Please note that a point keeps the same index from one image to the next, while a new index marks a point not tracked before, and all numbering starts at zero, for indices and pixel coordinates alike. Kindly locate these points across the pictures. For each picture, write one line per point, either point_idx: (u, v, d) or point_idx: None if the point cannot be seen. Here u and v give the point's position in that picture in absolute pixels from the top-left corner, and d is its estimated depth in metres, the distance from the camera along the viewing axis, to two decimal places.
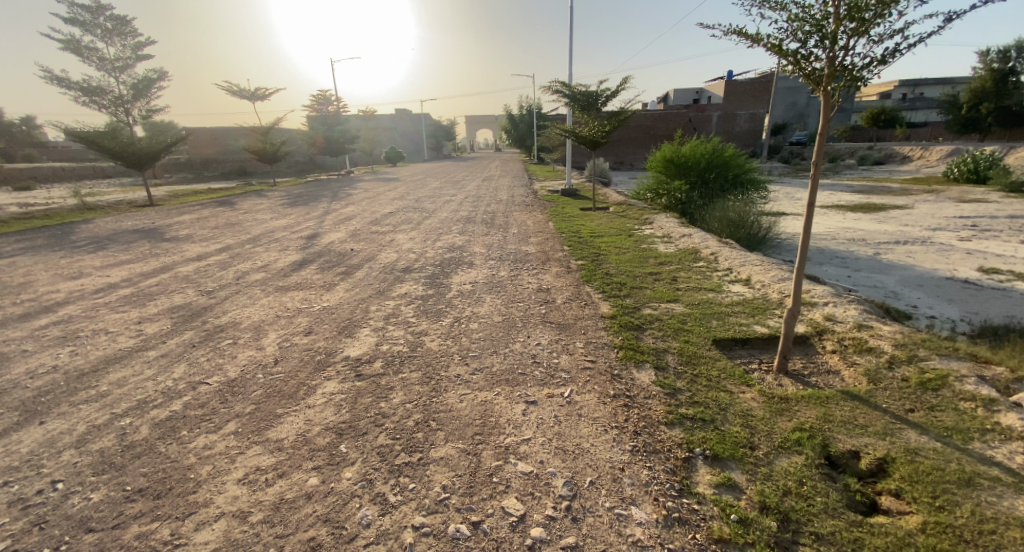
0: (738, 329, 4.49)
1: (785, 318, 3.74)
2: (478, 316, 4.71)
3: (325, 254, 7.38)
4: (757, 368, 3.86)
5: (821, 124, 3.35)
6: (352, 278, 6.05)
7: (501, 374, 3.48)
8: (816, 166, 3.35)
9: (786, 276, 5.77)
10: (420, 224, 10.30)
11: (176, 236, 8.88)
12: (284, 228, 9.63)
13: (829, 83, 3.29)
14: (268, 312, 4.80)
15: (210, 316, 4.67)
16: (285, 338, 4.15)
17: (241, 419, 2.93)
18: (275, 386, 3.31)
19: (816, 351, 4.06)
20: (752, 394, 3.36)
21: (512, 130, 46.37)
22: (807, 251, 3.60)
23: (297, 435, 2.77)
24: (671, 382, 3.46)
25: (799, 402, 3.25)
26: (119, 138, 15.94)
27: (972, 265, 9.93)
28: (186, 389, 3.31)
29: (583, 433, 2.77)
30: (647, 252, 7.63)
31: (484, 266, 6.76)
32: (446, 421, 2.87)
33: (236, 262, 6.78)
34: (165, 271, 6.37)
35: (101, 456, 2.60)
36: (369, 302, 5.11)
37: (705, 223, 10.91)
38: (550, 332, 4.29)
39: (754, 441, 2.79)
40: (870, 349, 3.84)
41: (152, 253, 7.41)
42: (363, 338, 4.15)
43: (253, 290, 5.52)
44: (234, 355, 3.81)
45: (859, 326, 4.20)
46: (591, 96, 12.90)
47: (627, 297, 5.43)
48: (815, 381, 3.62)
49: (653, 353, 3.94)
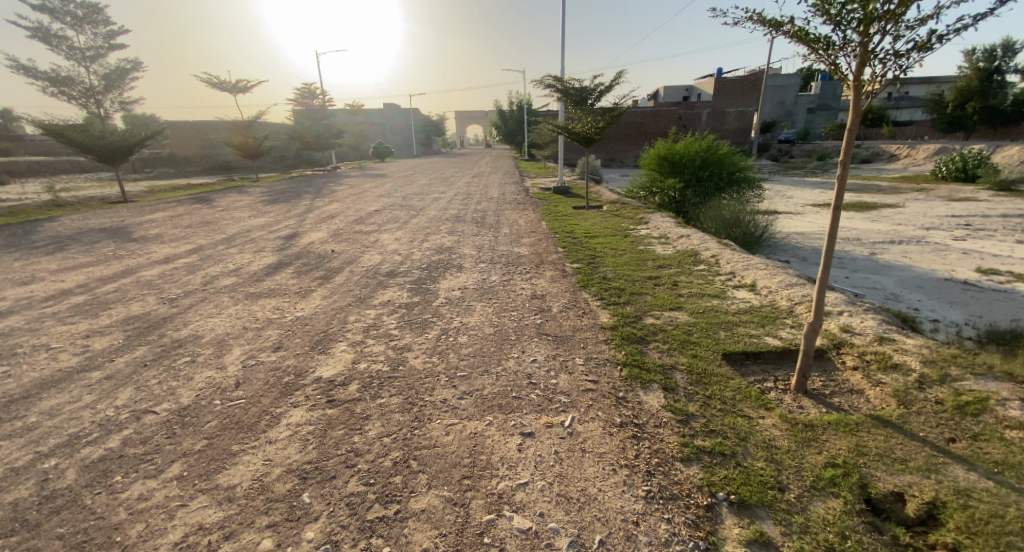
0: (748, 341, 4.15)
1: (805, 333, 3.40)
2: (468, 327, 4.30)
3: (304, 256, 6.92)
4: (773, 387, 3.52)
5: (851, 121, 3.01)
6: (331, 283, 5.61)
7: (493, 398, 3.09)
8: (844, 166, 3.01)
9: (795, 282, 5.44)
10: (407, 224, 9.85)
11: (145, 236, 8.30)
12: (262, 227, 9.13)
13: (860, 73, 2.94)
14: (234, 324, 4.33)
15: (169, 329, 4.19)
16: (250, 354, 3.70)
17: (189, 458, 2.50)
18: (231, 415, 2.88)
19: (835, 367, 3.75)
20: (773, 420, 3.02)
21: (502, 125, 45.83)
22: (832, 258, 3.24)
23: (251, 480, 2.34)
24: (684, 406, 3.10)
25: (827, 429, 2.91)
26: (89, 131, 15.10)
27: (970, 266, 9.75)
28: (129, 419, 2.86)
29: (588, 475, 2.40)
30: (645, 254, 7.29)
31: (474, 269, 6.36)
32: (430, 461, 2.47)
33: (206, 265, 6.28)
34: (126, 275, 5.84)
35: (13, 512, 2.18)
36: (348, 311, 4.67)
37: (700, 223, 10.62)
38: (547, 347, 3.91)
39: (782, 480, 2.44)
40: (895, 366, 3.53)
41: (116, 255, 6.89)
42: (338, 354, 3.72)
43: (220, 297, 5.05)
44: (190, 376, 3.34)
45: (880, 339, 3.89)
46: (584, 92, 12.49)
47: (627, 304, 5.07)
48: (837, 402, 3.30)
49: (659, 371, 3.56)
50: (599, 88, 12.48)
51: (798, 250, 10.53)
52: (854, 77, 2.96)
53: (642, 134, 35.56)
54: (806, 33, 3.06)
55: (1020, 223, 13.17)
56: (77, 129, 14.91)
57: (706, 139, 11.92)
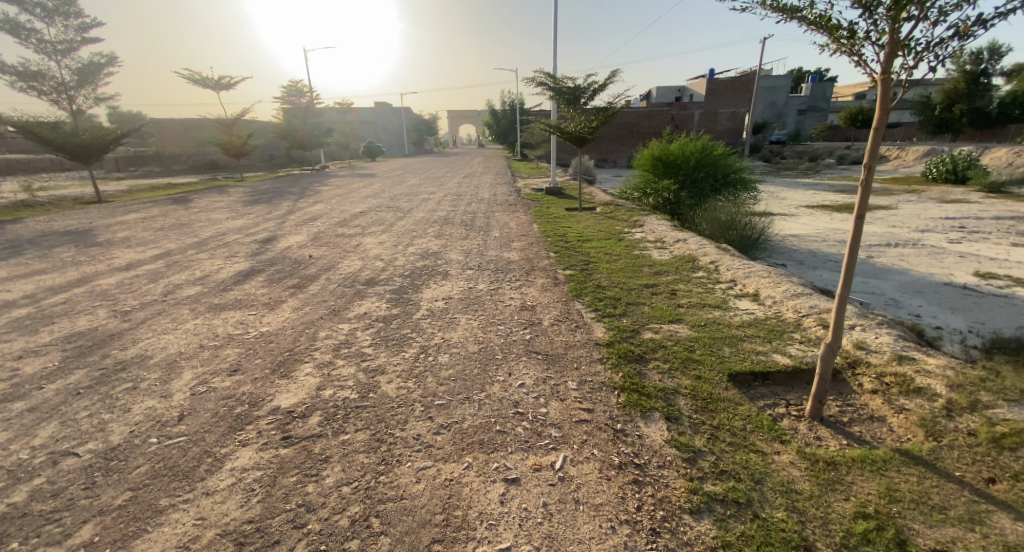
0: (755, 359, 3.80)
1: (822, 355, 3.05)
2: (450, 344, 3.91)
3: (279, 262, 6.49)
4: (786, 415, 3.18)
5: (877, 118, 2.66)
6: (304, 293, 5.18)
7: (473, 434, 2.70)
8: (868, 169, 2.67)
9: (801, 291, 5.11)
10: (392, 226, 9.45)
11: (110, 240, 7.78)
12: (238, 229, 8.68)
13: (888, 65, 2.61)
14: (188, 341, 3.90)
15: (113, 347, 3.75)
16: (201, 380, 3.28)
17: (104, 518, 2.09)
18: (166, 458, 2.47)
19: (851, 390, 3.44)
20: (791, 457, 2.67)
21: (494, 125, 45.37)
22: (854, 271, 2.90)
23: (175, 548, 1.94)
24: (690, 440, 2.74)
25: (852, 468, 2.59)
26: (61, 128, 14.39)
27: (968, 269, 9.55)
28: (45, 464, 2.43)
29: (582, 534, 2.04)
30: (641, 260, 6.94)
31: (461, 276, 5.96)
32: (396, 518, 2.10)
33: (171, 273, 5.83)
34: (80, 284, 5.37)
35: None
36: (318, 326, 4.25)
37: (695, 225, 10.31)
38: (536, 367, 3.54)
39: (808, 537, 2.12)
40: (918, 390, 3.25)
41: (75, 262, 6.40)
42: (302, 378, 3.31)
43: (179, 310, 4.60)
44: (127, 407, 2.91)
45: (899, 358, 3.61)
46: (577, 90, 12.10)
47: (623, 316, 4.70)
48: (857, 432, 3.00)
49: (660, 396, 3.20)
50: (592, 87, 12.12)
51: (794, 253, 10.26)
52: (882, 69, 2.62)
53: (634, 134, 35.46)
54: (828, 19, 2.75)
55: (1014, 225, 13.07)
56: (48, 126, 14.18)
57: (700, 140, 11.64)
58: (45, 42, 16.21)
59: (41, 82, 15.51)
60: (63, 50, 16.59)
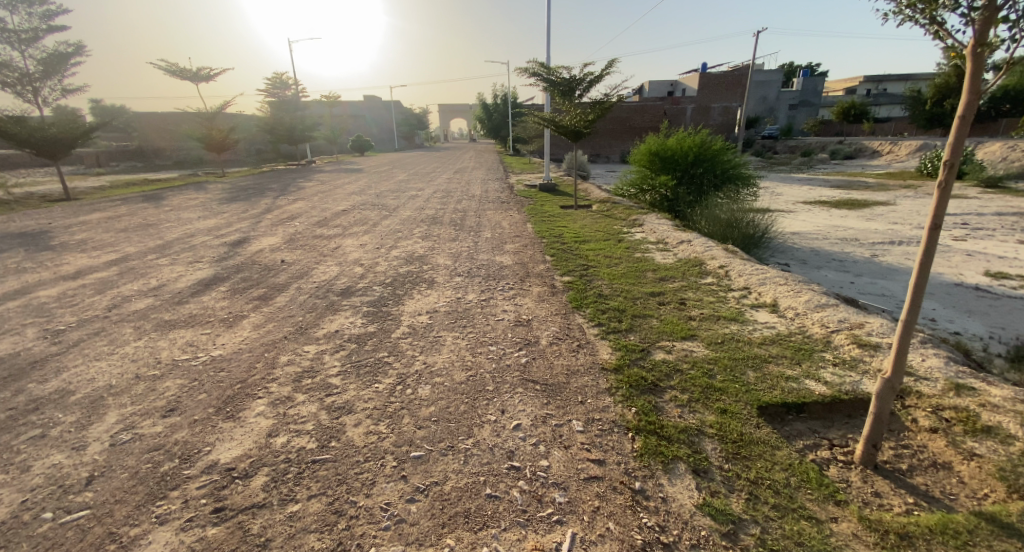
0: (786, 387, 3.26)
1: (880, 393, 2.52)
2: (433, 372, 3.35)
3: (247, 268, 5.88)
4: (831, 460, 2.66)
5: (964, 103, 2.08)
6: (269, 306, 4.58)
7: (457, 501, 2.16)
8: (949, 167, 2.11)
9: (825, 302, 4.59)
10: (376, 226, 8.87)
11: (65, 243, 7.09)
12: (208, 231, 8.05)
13: (983, 35, 2.02)
14: (123, 370, 3.30)
15: (30, 381, 3.16)
16: (127, 423, 2.71)
17: None
18: (56, 545, 1.92)
19: (904, 427, 2.90)
20: (853, 527, 2.13)
21: (486, 120, 44.52)
22: (923, 293, 2.35)
23: None
24: (726, 504, 2.21)
25: (932, 543, 2.04)
26: (25, 122, 13.55)
27: (977, 269, 9.12)
28: None
29: None
30: (644, 263, 6.41)
31: (448, 285, 5.38)
32: None
33: (122, 282, 5.20)
34: (16, 297, 4.74)
35: None
36: (279, 349, 3.65)
37: (695, 223, 9.81)
38: (534, 401, 2.99)
39: None
40: (987, 430, 2.70)
41: (17, 268, 5.75)
42: (251, 421, 2.74)
43: (121, 328, 3.99)
44: (25, 466, 2.37)
45: (956, 388, 3.07)
46: (572, 82, 11.50)
47: (630, 332, 4.16)
48: (921, 483, 2.47)
49: (683, 439, 2.67)
50: (587, 78, 11.51)
51: (797, 252, 9.80)
52: (975, 39, 2.04)
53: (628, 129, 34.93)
54: None
55: (1016, 221, 12.75)
56: (12, 120, 13.31)
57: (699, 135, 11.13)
58: (7, 31, 15.26)
59: (3, 71, 14.55)
60: (27, 39, 15.65)
